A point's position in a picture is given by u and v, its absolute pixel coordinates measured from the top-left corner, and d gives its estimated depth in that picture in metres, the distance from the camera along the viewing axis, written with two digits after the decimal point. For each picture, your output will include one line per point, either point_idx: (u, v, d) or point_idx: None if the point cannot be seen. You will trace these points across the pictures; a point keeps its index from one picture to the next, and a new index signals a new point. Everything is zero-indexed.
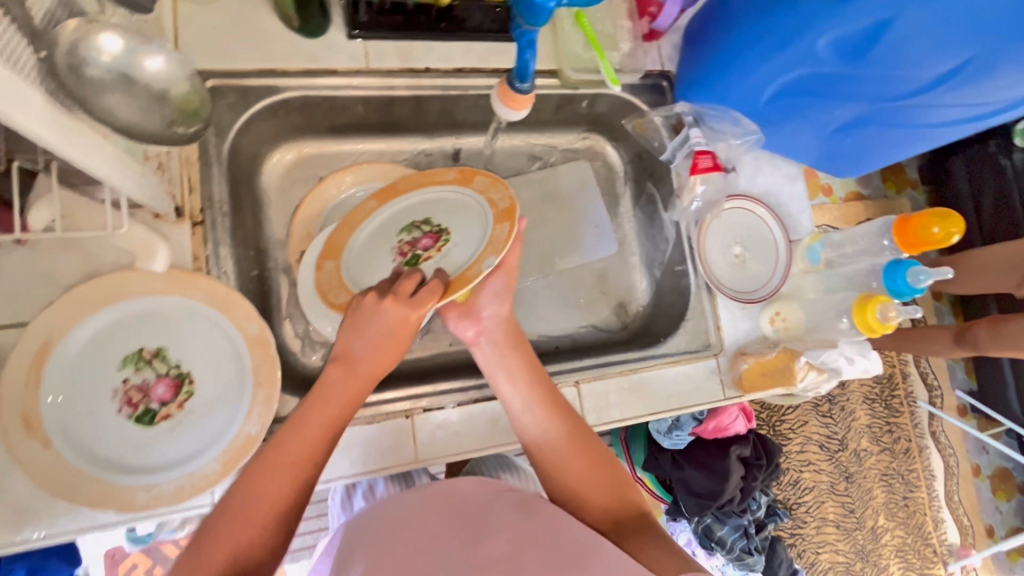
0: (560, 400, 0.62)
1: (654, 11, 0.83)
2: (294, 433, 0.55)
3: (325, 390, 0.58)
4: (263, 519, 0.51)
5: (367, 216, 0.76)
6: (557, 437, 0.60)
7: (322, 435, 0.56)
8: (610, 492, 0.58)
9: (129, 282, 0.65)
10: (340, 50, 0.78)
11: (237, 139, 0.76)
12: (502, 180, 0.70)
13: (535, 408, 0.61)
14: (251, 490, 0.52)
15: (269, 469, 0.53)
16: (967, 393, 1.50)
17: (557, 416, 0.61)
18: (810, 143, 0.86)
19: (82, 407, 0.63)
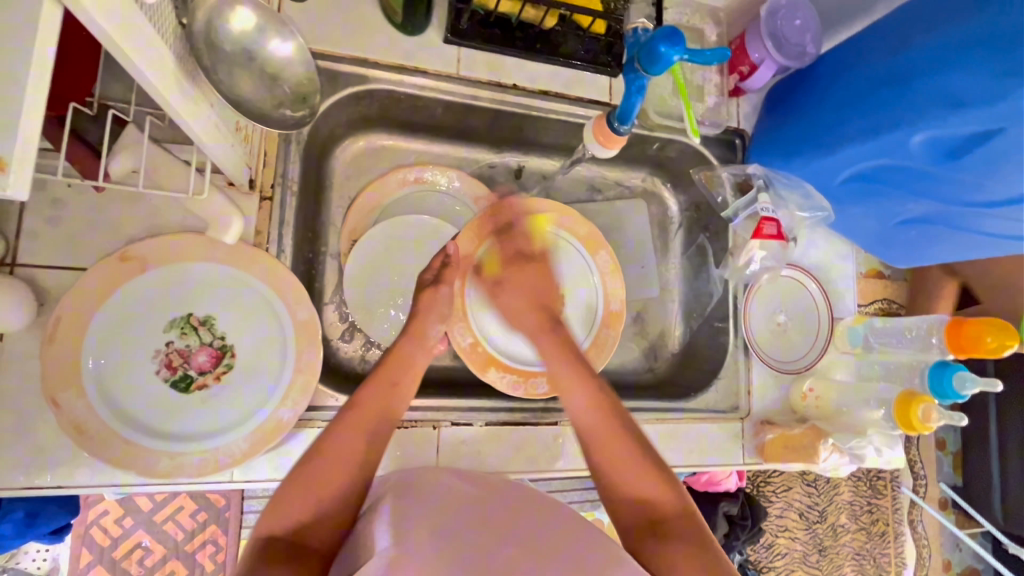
0: (642, 440, 0.63)
1: (745, 71, 0.83)
2: (375, 395, 0.63)
3: (393, 358, 0.67)
4: (342, 472, 0.57)
5: (486, 229, 0.80)
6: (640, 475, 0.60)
7: (391, 396, 0.64)
8: (676, 522, 0.57)
9: (191, 245, 0.65)
10: (433, 51, 0.78)
11: (317, 121, 0.76)
12: (621, 276, 0.85)
13: (610, 444, 0.62)
14: (333, 439, 0.58)
15: (348, 422, 0.60)
16: (951, 487, 1.32)
17: (635, 451, 0.61)
18: (870, 228, 0.86)
19: (126, 363, 0.63)
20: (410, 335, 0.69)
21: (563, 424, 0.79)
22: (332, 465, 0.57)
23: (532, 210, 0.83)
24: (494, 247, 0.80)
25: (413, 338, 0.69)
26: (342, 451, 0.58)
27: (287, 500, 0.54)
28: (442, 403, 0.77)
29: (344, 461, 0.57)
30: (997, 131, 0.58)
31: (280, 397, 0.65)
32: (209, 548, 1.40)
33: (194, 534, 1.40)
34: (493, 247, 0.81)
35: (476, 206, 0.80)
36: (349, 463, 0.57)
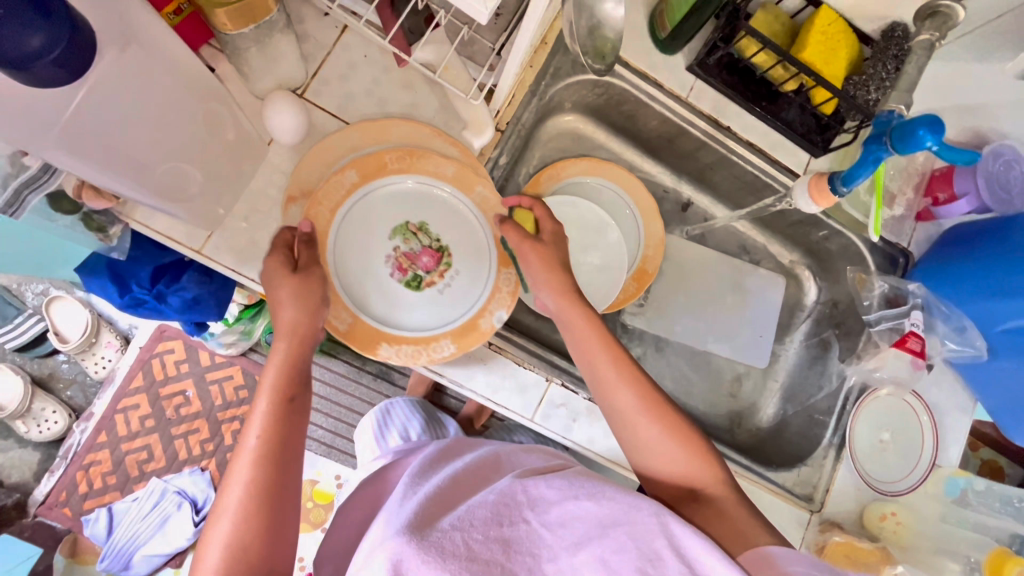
0: (632, 364, 0.64)
1: (942, 198, 0.87)
2: (258, 410, 0.52)
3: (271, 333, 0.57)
4: (237, 518, 0.47)
5: (344, 194, 0.69)
6: (631, 406, 0.62)
7: (287, 372, 0.55)
8: (680, 457, 0.62)
9: (434, 141, 0.74)
10: (675, 73, 0.87)
11: (558, 89, 0.86)
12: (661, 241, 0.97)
13: (605, 375, 0.64)
14: (221, 491, 0.49)
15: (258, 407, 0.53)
16: None
17: (636, 394, 0.63)
18: (1013, 395, 0.85)
19: (362, 241, 0.72)
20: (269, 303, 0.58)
21: None
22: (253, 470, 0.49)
23: (399, 173, 0.72)
24: (393, 224, 0.74)
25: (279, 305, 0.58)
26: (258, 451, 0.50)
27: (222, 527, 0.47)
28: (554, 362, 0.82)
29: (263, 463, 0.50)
30: None
31: (469, 312, 0.73)
32: (236, 425, 1.45)
33: (231, 405, 1.46)
34: (355, 235, 0.72)
35: (365, 182, 0.71)
36: (239, 501, 0.48)
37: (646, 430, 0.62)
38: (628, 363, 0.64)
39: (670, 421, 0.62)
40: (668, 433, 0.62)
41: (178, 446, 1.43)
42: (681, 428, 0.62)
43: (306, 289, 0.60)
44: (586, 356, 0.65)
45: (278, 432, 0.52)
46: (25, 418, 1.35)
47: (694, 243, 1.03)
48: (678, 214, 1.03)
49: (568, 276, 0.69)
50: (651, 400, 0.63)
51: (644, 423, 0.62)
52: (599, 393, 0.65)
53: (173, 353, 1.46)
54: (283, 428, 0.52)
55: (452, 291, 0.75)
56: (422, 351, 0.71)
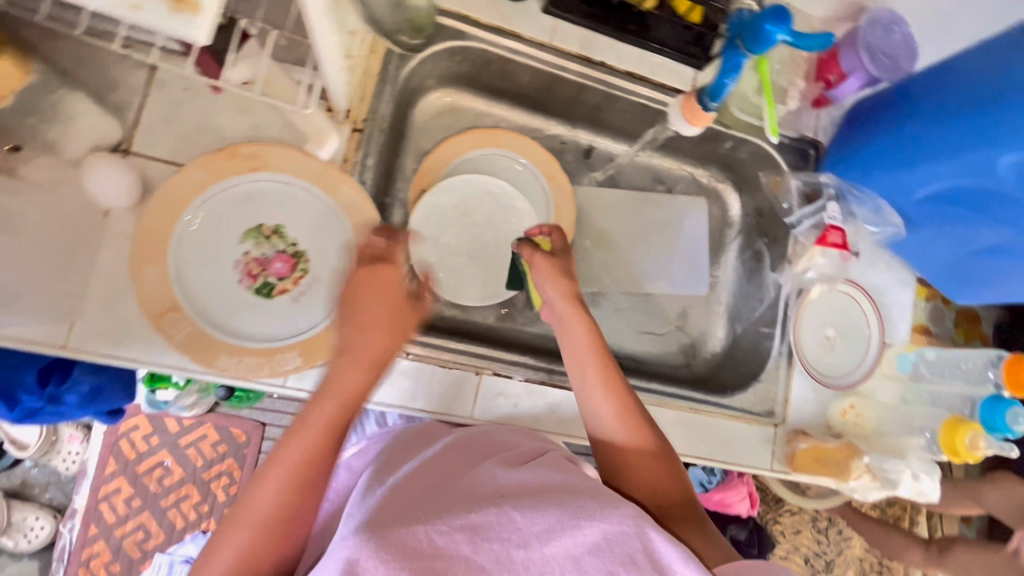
0: (621, 379, 0.66)
1: (833, 80, 0.84)
2: (298, 434, 0.55)
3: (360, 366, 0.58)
4: (254, 528, 0.51)
5: (192, 193, 0.65)
6: (616, 416, 0.64)
7: (348, 385, 0.57)
8: (658, 477, 0.62)
9: (286, 160, 0.68)
10: (532, 19, 0.81)
11: (413, 69, 0.80)
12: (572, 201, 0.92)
13: (593, 387, 0.65)
14: (247, 504, 0.52)
15: (330, 392, 0.57)
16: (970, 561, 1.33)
17: (622, 404, 0.64)
18: (938, 257, 0.85)
19: (210, 251, 0.66)
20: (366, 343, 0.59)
21: None
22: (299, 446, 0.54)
23: (252, 172, 0.67)
24: (246, 228, 0.68)
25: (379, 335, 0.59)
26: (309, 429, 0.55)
27: (269, 482, 0.53)
28: (484, 353, 0.81)
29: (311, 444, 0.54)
30: None
31: (315, 327, 0.67)
32: (224, 480, 1.42)
33: (213, 463, 1.42)
34: (206, 239, 0.66)
35: (214, 182, 0.66)
36: (258, 513, 0.52)
37: (630, 450, 0.63)
38: (617, 378, 0.65)
39: (653, 439, 0.63)
40: (648, 441, 0.63)
41: (174, 514, 1.40)
42: (657, 444, 0.64)
43: (403, 323, 0.61)
44: (578, 365, 0.67)
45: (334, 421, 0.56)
46: (10, 532, 1.31)
47: (605, 188, 0.98)
48: (581, 162, 0.97)
49: (573, 284, 0.71)
50: (639, 415, 0.64)
51: (625, 426, 0.63)
52: (584, 403, 0.66)
53: (138, 429, 1.41)
54: (328, 418, 0.56)
55: (307, 301, 0.68)
56: (263, 364, 0.65)
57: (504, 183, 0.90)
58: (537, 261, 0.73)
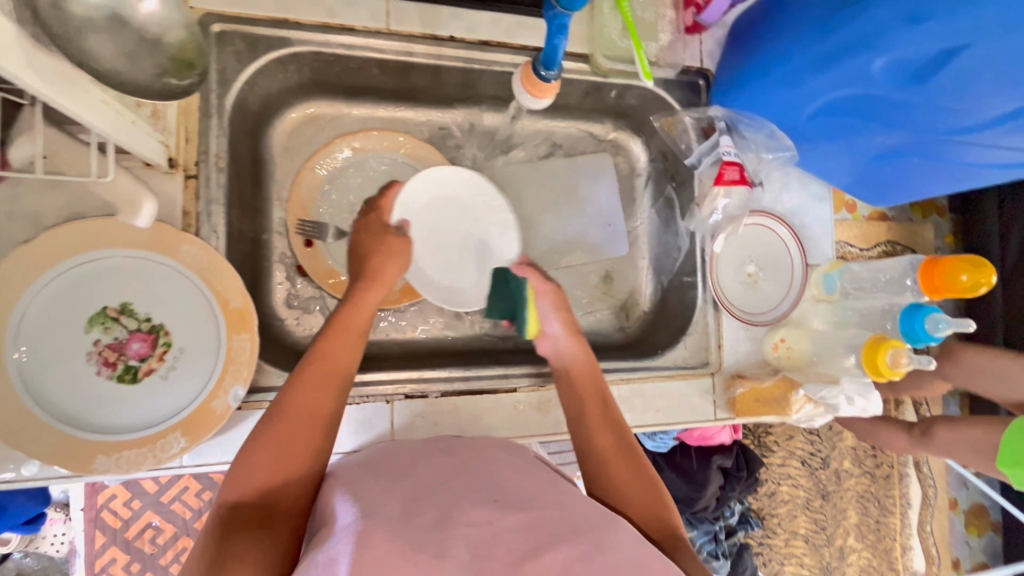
0: (611, 404, 0.66)
1: (701, 3, 0.77)
2: (306, 382, 0.56)
3: (335, 353, 0.59)
4: (270, 473, 0.51)
5: (11, 295, 0.57)
6: (609, 447, 0.61)
7: (328, 369, 0.58)
8: (649, 501, 0.58)
9: (110, 232, 0.61)
10: (360, 6, 0.73)
11: (243, 92, 0.72)
12: (464, 187, 0.87)
13: (589, 416, 0.64)
14: (260, 444, 0.53)
15: (314, 374, 0.57)
16: None
17: (613, 431, 0.63)
18: (845, 166, 0.80)
19: (53, 350, 0.60)
20: (336, 336, 0.60)
21: (523, 390, 0.77)
22: (286, 427, 0.53)
23: (77, 254, 0.60)
24: (89, 315, 0.62)
25: (348, 330, 0.62)
26: (290, 411, 0.54)
27: (254, 463, 0.52)
28: (397, 375, 0.76)
29: (294, 427, 0.54)
30: (964, 46, 0.54)
31: (196, 400, 0.62)
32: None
33: (204, 511, 1.33)
34: (46, 338, 0.60)
35: (31, 276, 0.58)
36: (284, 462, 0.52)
37: (618, 472, 0.60)
38: (606, 402, 0.66)
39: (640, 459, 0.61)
40: (637, 461, 0.61)
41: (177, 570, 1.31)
42: (644, 475, 0.60)
43: (363, 312, 0.64)
44: (575, 395, 0.66)
45: (319, 406, 0.55)
46: None
47: (499, 168, 0.91)
48: (467, 144, 0.90)
49: (568, 315, 0.73)
50: (630, 448, 0.62)
51: (608, 434, 0.62)
52: (578, 430, 0.64)
53: (116, 499, 1.30)
54: (312, 402, 0.55)
55: (179, 376, 0.64)
56: (146, 455, 0.60)
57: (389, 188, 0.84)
58: (542, 287, 0.74)
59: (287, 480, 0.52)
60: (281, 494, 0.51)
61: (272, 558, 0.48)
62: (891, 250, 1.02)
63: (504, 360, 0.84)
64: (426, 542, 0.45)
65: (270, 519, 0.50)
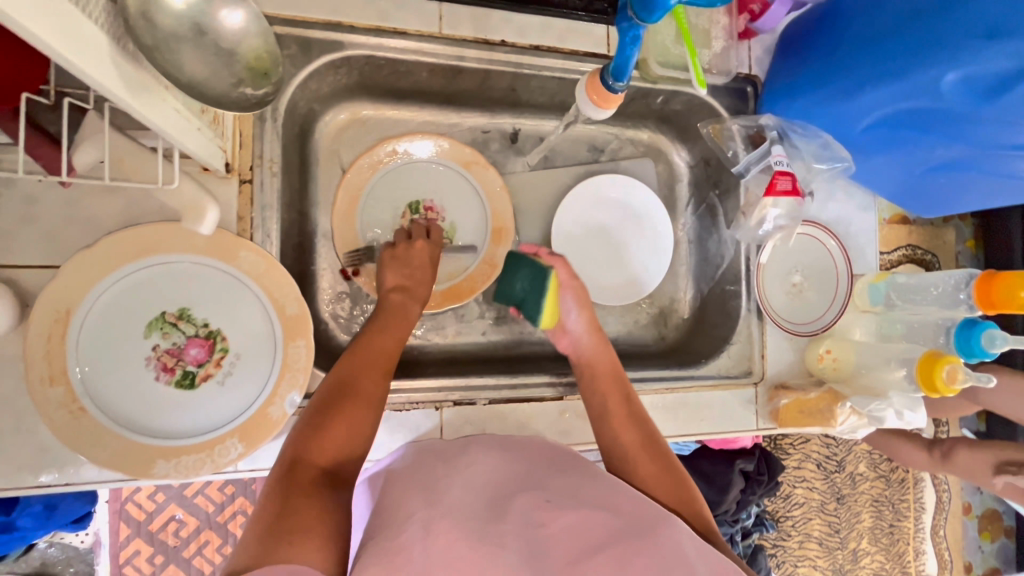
0: (632, 401, 0.69)
1: (757, 10, 0.76)
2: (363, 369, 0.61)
3: (377, 343, 0.64)
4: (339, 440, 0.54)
5: (74, 300, 0.57)
6: (635, 445, 0.65)
7: (376, 361, 0.62)
8: (674, 489, 0.61)
9: (170, 238, 0.61)
10: (412, 10, 0.72)
11: (294, 95, 0.71)
12: (506, 191, 0.85)
13: (614, 416, 0.68)
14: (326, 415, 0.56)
15: (359, 365, 0.61)
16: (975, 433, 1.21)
17: (637, 428, 0.66)
18: (896, 177, 0.79)
19: (114, 356, 0.60)
20: (373, 330, 0.65)
21: (569, 399, 0.77)
22: (346, 409, 0.56)
23: (139, 260, 0.60)
24: (148, 320, 0.62)
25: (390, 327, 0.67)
26: (347, 396, 0.57)
27: (313, 439, 0.54)
28: (445, 382, 0.76)
29: (347, 410, 0.57)
30: None
31: (252, 406, 0.63)
32: (241, 519, 1.31)
33: (226, 506, 1.31)
34: (107, 343, 0.60)
35: (93, 281, 0.58)
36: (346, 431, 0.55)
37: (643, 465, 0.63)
38: (628, 400, 0.69)
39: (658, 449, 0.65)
40: (662, 458, 0.64)
41: (200, 561, 1.32)
42: (669, 469, 0.63)
43: (400, 328, 0.67)
44: (599, 396, 0.70)
45: (373, 392, 0.59)
46: None
47: (540, 172, 0.90)
48: (509, 148, 0.90)
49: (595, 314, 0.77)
50: (654, 444, 0.65)
51: (632, 430, 0.66)
52: (604, 429, 0.67)
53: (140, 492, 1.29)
54: (364, 390, 0.59)
55: (234, 381, 0.64)
56: (205, 460, 0.60)
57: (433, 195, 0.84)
58: (569, 283, 0.77)
59: (344, 452, 0.54)
60: (340, 464, 0.53)
61: (336, 511, 0.48)
62: (916, 255, 1.00)
63: (546, 367, 0.84)
64: (493, 537, 0.46)
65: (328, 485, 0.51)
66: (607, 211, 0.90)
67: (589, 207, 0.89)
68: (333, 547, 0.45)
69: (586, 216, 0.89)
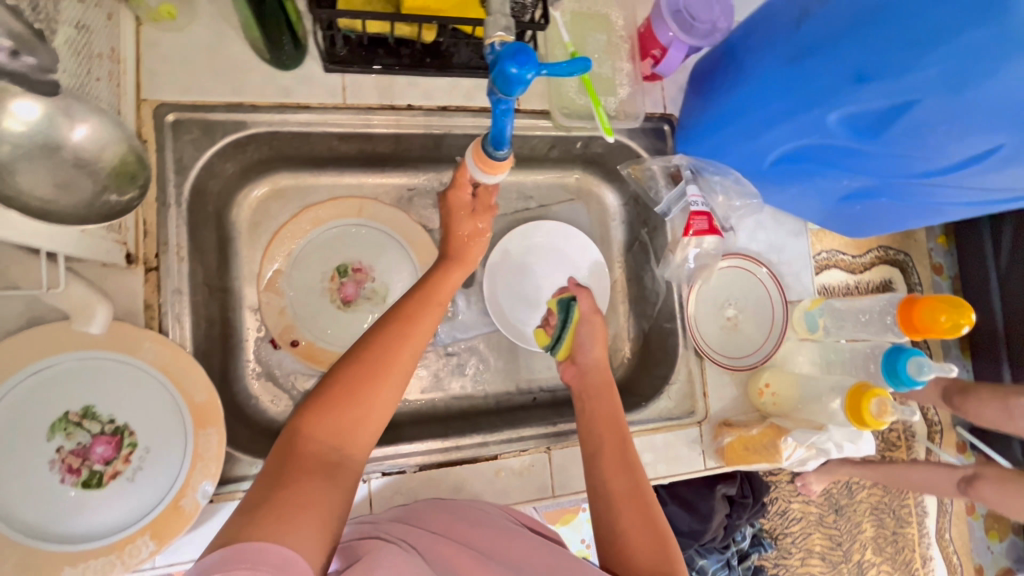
0: (632, 460, 0.63)
1: (658, 54, 0.77)
2: (390, 344, 0.54)
3: (417, 324, 0.57)
4: (353, 413, 0.50)
5: None
6: (620, 493, 0.60)
7: (409, 338, 0.55)
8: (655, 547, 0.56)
9: (69, 338, 0.60)
10: (316, 83, 0.73)
11: (202, 177, 0.71)
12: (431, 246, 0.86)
13: (604, 459, 0.63)
14: (343, 382, 0.51)
15: (399, 339, 0.55)
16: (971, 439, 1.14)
17: (637, 503, 0.59)
18: (816, 204, 0.79)
19: (13, 464, 0.58)
20: (421, 313, 0.58)
21: (503, 457, 0.76)
22: (365, 382, 0.51)
23: (36, 363, 0.59)
24: (49, 423, 0.60)
25: (434, 303, 0.60)
26: (375, 370, 0.52)
27: (324, 419, 0.49)
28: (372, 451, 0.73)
29: (361, 387, 0.51)
30: (913, 101, 0.53)
31: (164, 499, 0.61)
32: None
33: None
34: (6, 450, 0.58)
35: None
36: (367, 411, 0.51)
37: (627, 519, 0.58)
38: (626, 457, 0.63)
39: (640, 509, 0.59)
40: (647, 533, 0.57)
41: None
42: (652, 520, 0.58)
43: (443, 292, 0.63)
44: (592, 433, 0.66)
45: (399, 381, 0.53)
46: None
47: None
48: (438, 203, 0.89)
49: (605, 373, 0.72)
50: (642, 494, 0.60)
51: (622, 477, 0.61)
52: (594, 469, 0.63)
53: None
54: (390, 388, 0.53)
55: (145, 476, 0.62)
56: (115, 562, 0.58)
57: (362, 256, 0.86)
58: (591, 316, 0.74)
59: (355, 432, 0.50)
60: (347, 444, 0.50)
61: (331, 506, 0.46)
62: (885, 254, 1.01)
63: (483, 424, 0.82)
64: None
65: (332, 469, 0.48)
66: (544, 257, 0.91)
67: (526, 255, 0.90)
68: (323, 545, 0.44)
69: (524, 265, 0.90)
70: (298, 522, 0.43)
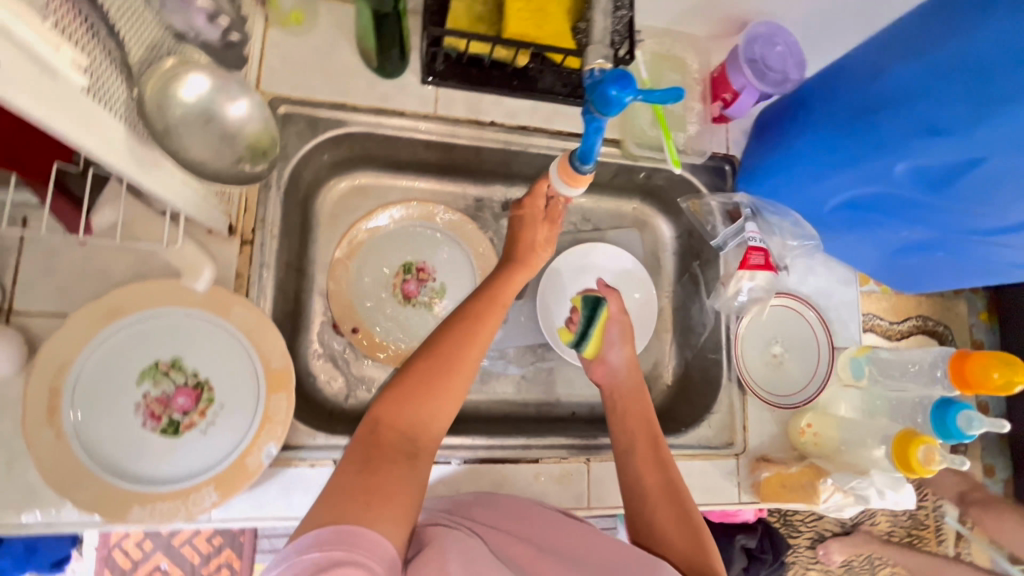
0: (668, 461, 0.65)
1: (728, 98, 0.82)
2: (459, 338, 0.57)
3: (484, 321, 0.60)
4: (428, 401, 0.53)
5: (75, 347, 0.62)
6: (656, 489, 0.62)
7: (478, 334, 0.58)
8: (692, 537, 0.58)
9: (171, 293, 0.66)
10: (411, 92, 0.80)
11: (299, 165, 0.78)
12: (492, 253, 0.91)
13: (640, 456, 0.65)
14: (417, 372, 0.55)
15: (469, 335, 0.58)
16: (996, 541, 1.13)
17: (675, 503, 0.61)
18: (869, 252, 0.82)
19: (105, 401, 0.63)
20: (489, 312, 0.61)
21: (543, 462, 0.78)
22: (439, 374, 0.55)
23: (140, 312, 0.65)
24: (141, 369, 0.65)
25: (500, 302, 0.63)
26: (448, 363, 0.55)
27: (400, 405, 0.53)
28: None
29: (435, 380, 0.55)
30: (981, 158, 0.56)
31: (231, 454, 0.65)
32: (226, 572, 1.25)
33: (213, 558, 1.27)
34: (101, 388, 0.63)
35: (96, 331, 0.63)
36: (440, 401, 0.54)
37: (662, 513, 0.60)
38: (661, 457, 0.65)
39: (677, 504, 0.61)
40: (685, 529, 0.58)
41: None
42: (689, 516, 0.60)
43: (508, 292, 0.65)
44: (628, 433, 0.68)
45: (469, 377, 0.56)
46: None
47: None
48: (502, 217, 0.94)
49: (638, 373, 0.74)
50: (678, 492, 0.62)
51: (657, 474, 0.63)
52: (628, 469, 0.65)
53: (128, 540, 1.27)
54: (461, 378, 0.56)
55: (216, 431, 0.66)
56: (179, 507, 0.62)
57: (425, 257, 0.91)
58: (620, 316, 0.77)
59: (430, 420, 0.53)
60: (423, 430, 0.53)
61: (411, 482, 0.49)
62: (923, 325, 0.99)
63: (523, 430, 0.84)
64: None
65: (411, 451, 0.51)
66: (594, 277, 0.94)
67: (576, 273, 0.93)
68: (406, 527, 0.47)
69: (574, 282, 0.93)
70: (382, 500, 0.47)
